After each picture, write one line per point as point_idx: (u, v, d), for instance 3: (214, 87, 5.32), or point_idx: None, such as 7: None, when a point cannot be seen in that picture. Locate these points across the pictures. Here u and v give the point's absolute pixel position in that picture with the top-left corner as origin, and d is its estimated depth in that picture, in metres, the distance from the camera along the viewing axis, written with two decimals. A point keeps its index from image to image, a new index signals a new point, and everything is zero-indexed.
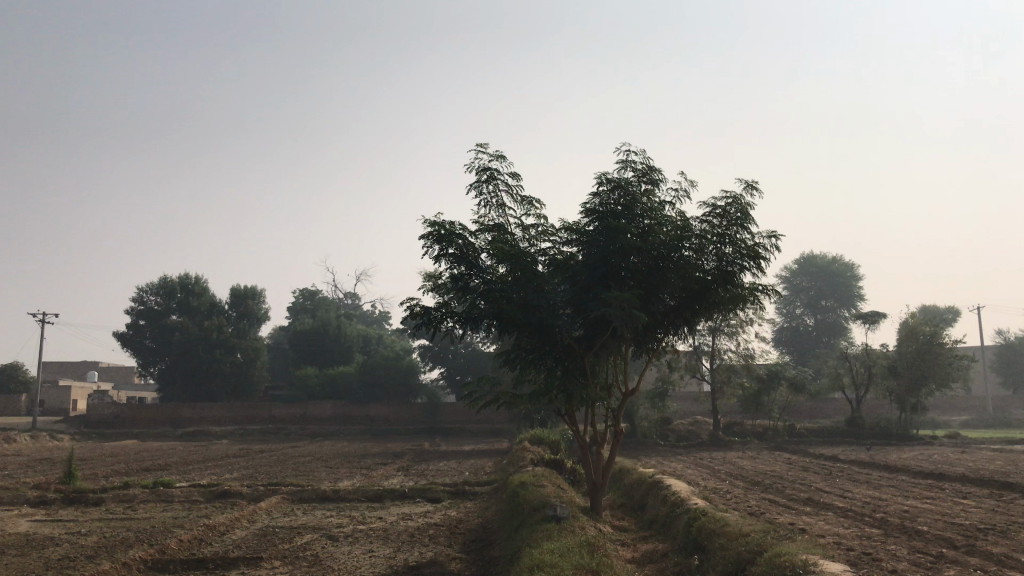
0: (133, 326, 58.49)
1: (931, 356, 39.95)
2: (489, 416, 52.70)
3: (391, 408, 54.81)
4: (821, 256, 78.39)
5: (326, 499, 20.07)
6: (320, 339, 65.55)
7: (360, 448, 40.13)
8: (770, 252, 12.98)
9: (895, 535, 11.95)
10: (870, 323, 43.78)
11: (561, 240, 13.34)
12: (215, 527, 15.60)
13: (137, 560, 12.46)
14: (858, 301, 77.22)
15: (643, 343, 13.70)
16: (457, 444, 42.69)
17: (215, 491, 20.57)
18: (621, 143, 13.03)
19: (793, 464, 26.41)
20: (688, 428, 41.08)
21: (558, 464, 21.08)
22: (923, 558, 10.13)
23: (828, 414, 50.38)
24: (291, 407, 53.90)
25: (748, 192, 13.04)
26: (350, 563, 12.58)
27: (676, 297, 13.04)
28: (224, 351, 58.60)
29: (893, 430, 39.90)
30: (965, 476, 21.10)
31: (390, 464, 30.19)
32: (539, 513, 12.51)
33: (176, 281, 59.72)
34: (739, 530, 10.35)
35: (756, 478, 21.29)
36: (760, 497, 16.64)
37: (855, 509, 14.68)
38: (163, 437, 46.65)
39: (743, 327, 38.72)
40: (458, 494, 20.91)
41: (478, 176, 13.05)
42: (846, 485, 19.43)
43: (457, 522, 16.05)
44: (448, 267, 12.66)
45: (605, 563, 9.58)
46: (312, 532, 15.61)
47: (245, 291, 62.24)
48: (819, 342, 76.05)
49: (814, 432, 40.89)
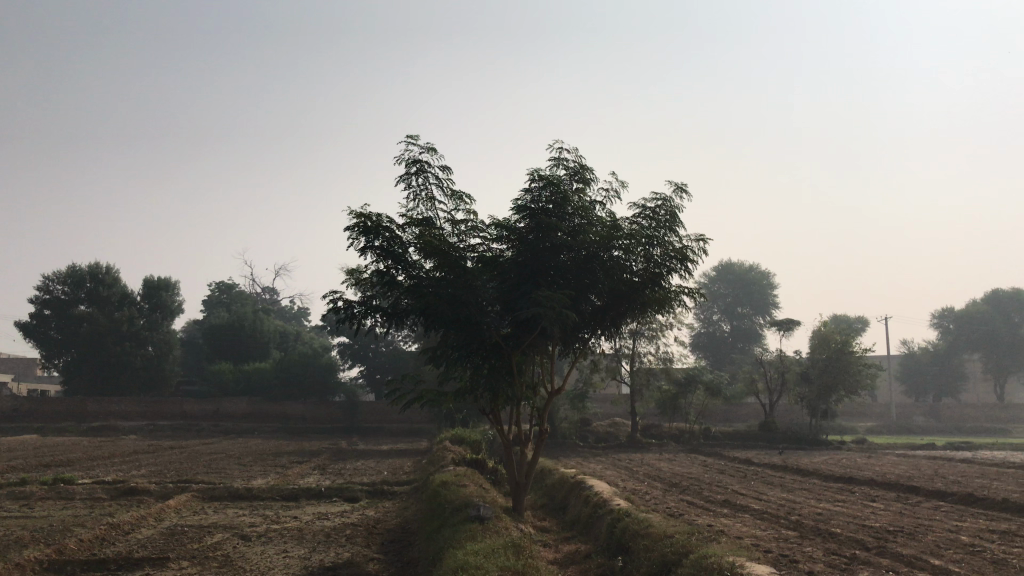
0: (38, 316, 55.81)
1: (842, 364, 41.03)
2: (408, 414, 52.16)
3: (308, 406, 53.72)
4: (739, 264, 80.15)
5: (239, 497, 19.46)
6: (236, 334, 63.85)
7: (275, 445, 39.32)
8: (697, 255, 13.12)
9: (811, 537, 12.12)
10: (784, 330, 44.85)
11: (491, 237, 13.09)
12: (119, 526, 14.88)
13: (32, 560, 11.75)
14: (773, 308, 79.35)
15: (569, 343, 13.62)
16: (376, 443, 42.14)
17: (121, 488, 19.70)
18: (554, 140, 12.94)
19: (708, 467, 26.88)
20: (607, 430, 41.44)
21: (480, 463, 20.95)
22: (838, 560, 10.26)
23: (743, 418, 51.53)
24: (204, 402, 52.36)
25: (678, 194, 13.10)
26: (262, 564, 12.12)
27: (603, 298, 12.98)
28: (135, 344, 56.70)
29: (805, 436, 40.92)
30: (873, 480, 21.74)
31: (306, 462, 29.54)
32: (461, 513, 12.27)
33: (85, 270, 57.23)
34: (663, 531, 10.34)
35: (674, 480, 21.55)
36: (678, 498, 16.80)
37: (771, 511, 14.92)
38: (65, 432, 44.82)
39: (663, 331, 39.27)
40: (376, 494, 20.49)
41: (408, 168, 12.75)
42: (760, 487, 19.78)
43: (375, 522, 15.68)
44: (373, 260, 12.29)
45: (530, 565, 9.43)
46: (224, 531, 15.05)
47: (159, 282, 60.04)
48: (734, 348, 77.89)
49: (728, 435, 41.72)
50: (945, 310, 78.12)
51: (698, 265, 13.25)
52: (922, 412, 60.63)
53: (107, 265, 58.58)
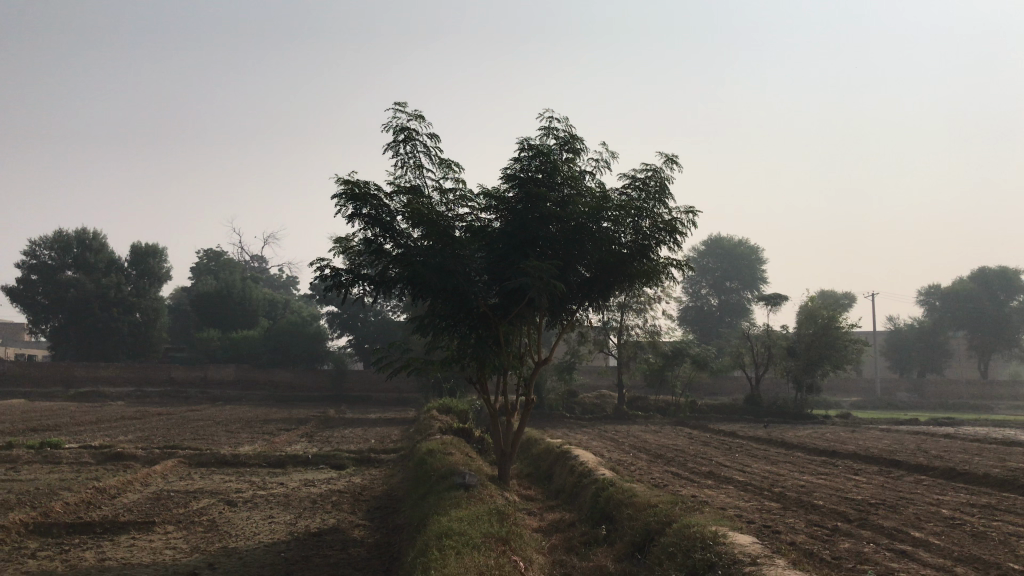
0: (25, 281, 55.40)
1: (828, 338, 41.31)
2: (396, 383, 52.28)
3: (296, 373, 53.70)
4: (728, 239, 80.33)
5: (226, 463, 19.51)
6: (224, 301, 63.71)
7: (263, 412, 39.50)
8: (685, 228, 13.08)
9: (794, 509, 12.22)
10: (772, 305, 45.07)
11: (480, 206, 13.04)
12: (105, 490, 14.90)
13: (17, 523, 11.75)
14: (761, 283, 79.61)
15: (557, 314, 13.62)
16: (364, 411, 42.30)
17: (107, 453, 19.71)
18: (545, 109, 12.83)
19: (694, 439, 27.10)
20: (594, 401, 41.69)
21: (466, 432, 21.05)
22: (820, 531, 10.36)
23: (729, 391, 51.91)
24: (192, 368, 52.29)
25: (669, 165, 13.02)
26: (248, 529, 12.16)
27: (592, 269, 12.95)
28: (123, 310, 56.44)
29: (790, 409, 41.26)
30: (856, 454, 21.96)
31: (293, 429, 29.64)
32: (447, 480, 12.33)
33: (72, 236, 57.03)
34: (647, 501, 10.41)
35: (659, 451, 21.71)
36: (663, 470, 16.92)
37: (754, 483, 15.05)
38: (53, 397, 44.77)
39: (651, 304, 39.43)
40: (363, 461, 20.57)
41: (396, 135, 12.63)
42: (744, 459, 19.98)
43: (361, 489, 15.74)
44: (361, 228, 12.21)
45: (515, 532, 9.47)
46: (210, 497, 15.08)
47: (146, 249, 59.83)
48: (721, 322, 78.28)
49: (714, 408, 42.05)
50: (931, 287, 78.57)
51: (687, 237, 13.20)
52: (906, 389, 61.20)
53: (93, 231, 58.35)
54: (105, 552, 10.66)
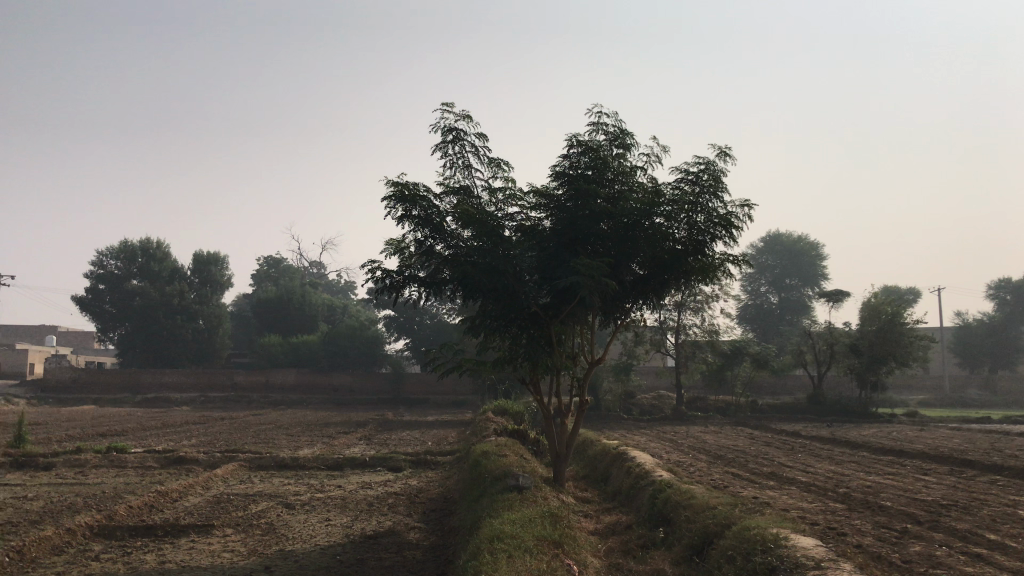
0: (93, 291, 57.01)
1: (892, 335, 40.15)
2: (453, 385, 52.36)
3: (355, 377, 54.25)
4: (787, 235, 78.81)
5: (285, 467, 19.69)
6: (284, 307, 64.75)
7: (323, 415, 39.97)
8: (742, 222, 12.65)
9: (859, 510, 11.79)
10: (833, 301, 44.02)
11: (529, 205, 12.90)
12: (168, 493, 15.14)
13: (83, 525, 12.01)
14: (822, 280, 78.04)
15: (610, 313, 13.39)
16: (422, 413, 42.46)
17: (170, 457, 20.08)
18: (593, 105, 12.60)
19: (755, 439, 26.55)
20: (652, 402, 41.20)
21: (522, 434, 20.93)
22: (888, 534, 9.96)
23: (791, 390, 50.84)
24: (254, 373, 53.19)
25: (723, 157, 12.63)
26: (305, 532, 12.20)
27: (645, 267, 12.66)
28: (186, 318, 57.76)
29: (854, 408, 40.21)
30: (926, 453, 21.19)
31: (352, 433, 29.88)
32: (500, 483, 12.22)
33: (137, 246, 58.49)
34: (706, 502, 10.14)
35: (719, 452, 21.25)
36: (723, 471, 16.55)
37: (818, 484, 14.62)
38: (121, 403, 46.02)
39: (708, 303, 38.83)
40: (420, 464, 20.59)
41: (444, 136, 12.54)
42: (807, 460, 19.44)
43: (417, 492, 15.71)
44: (412, 230, 12.14)
45: (568, 535, 9.29)
46: (268, 500, 15.22)
47: (207, 258, 61.31)
48: (782, 320, 76.84)
49: (776, 408, 41.17)
50: (1002, 281, 75.92)
51: (744, 231, 12.74)
52: (977, 386, 59.23)
53: (157, 241, 59.81)
54: (165, 554, 10.79)
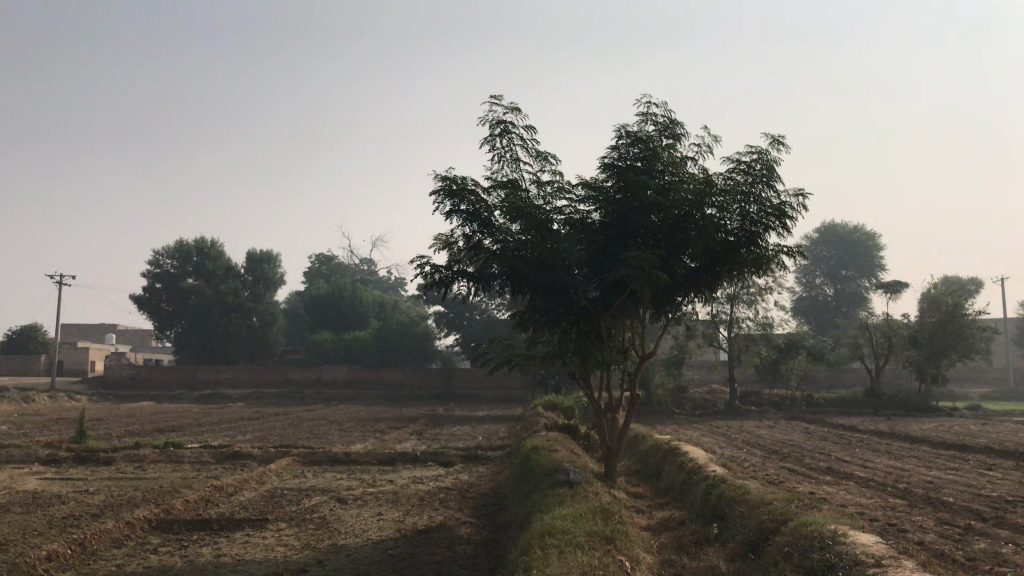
0: (150, 290, 58.10)
1: (953, 327, 39.09)
2: (503, 380, 52.37)
3: (406, 372, 54.64)
4: (843, 225, 77.11)
5: (338, 461, 19.88)
6: (336, 304, 65.54)
7: (375, 411, 40.34)
8: (797, 212, 12.34)
9: (921, 506, 11.47)
10: (891, 293, 43.05)
11: (578, 198, 12.78)
12: (223, 488, 15.38)
13: (142, 519, 12.24)
14: (879, 270, 76.28)
15: (661, 307, 13.20)
16: (472, 408, 42.63)
17: (226, 452, 20.41)
18: (642, 94, 12.41)
19: (810, 433, 26.10)
20: (704, 397, 40.75)
21: (573, 429, 20.85)
22: (951, 531, 9.65)
23: (847, 384, 49.88)
24: (307, 369, 53.92)
25: (776, 146, 12.34)
26: (357, 526, 12.28)
27: (697, 259, 12.43)
28: (240, 315, 58.79)
29: (913, 401, 39.29)
30: (990, 448, 20.58)
31: (403, 428, 30.06)
32: (551, 478, 12.14)
33: (192, 245, 59.49)
34: (761, 498, 9.95)
35: (774, 447, 20.91)
36: (778, 466, 16.25)
37: (877, 479, 14.27)
38: (178, 399, 47.06)
39: (762, 295, 38.24)
40: (471, 458, 20.63)
41: (492, 129, 12.48)
42: (865, 455, 19.04)
43: (469, 486, 15.72)
44: (460, 224, 12.11)
45: (620, 530, 9.18)
46: (321, 494, 15.37)
47: (260, 255, 62.35)
48: (838, 314, 75.70)
49: (832, 402, 40.40)
50: None
51: (798, 221, 12.44)
52: None
53: (211, 240, 60.85)
54: (221, 548, 10.93)
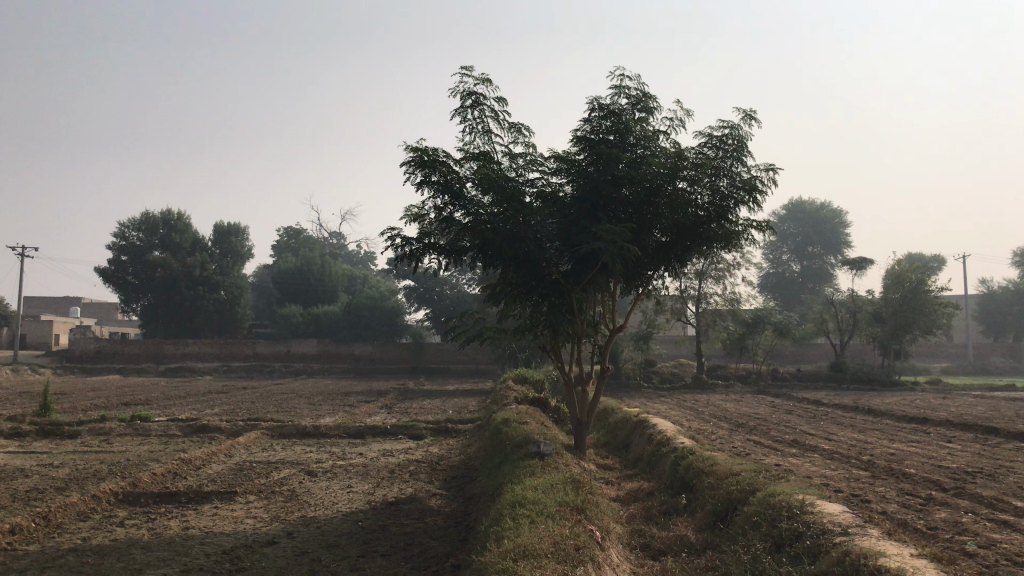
0: (116, 262, 56.96)
1: (917, 303, 39.63)
2: (473, 354, 52.43)
3: (376, 346, 54.47)
4: (810, 203, 77.79)
5: (307, 435, 19.79)
6: (305, 277, 65.08)
7: (344, 385, 40.16)
8: (767, 186, 12.41)
9: (884, 478, 11.66)
10: (856, 269, 43.59)
11: (550, 171, 12.73)
12: (191, 460, 15.24)
13: (108, 492, 12.11)
14: (845, 247, 77.14)
15: (632, 281, 13.24)
16: (442, 382, 42.64)
17: (193, 425, 20.23)
18: (615, 66, 12.34)
19: (776, 406, 26.47)
20: (672, 371, 41.13)
21: (543, 402, 20.95)
22: (914, 501, 9.82)
23: (812, 359, 50.55)
24: (276, 343, 53.59)
25: (747, 120, 12.38)
26: (327, 498, 12.25)
27: (667, 233, 12.45)
28: (208, 289, 58.11)
29: (876, 376, 39.92)
30: (951, 421, 20.96)
31: (373, 401, 30.01)
32: (521, 450, 12.17)
33: (158, 217, 58.71)
34: (729, 469, 10.06)
35: (740, 420, 21.16)
36: (745, 438, 16.44)
37: (841, 451, 14.48)
38: (144, 373, 46.63)
39: (730, 271, 38.49)
40: (441, 431, 20.64)
41: (463, 100, 12.35)
42: (830, 427, 19.34)
43: (438, 459, 15.73)
44: (431, 196, 12.01)
45: (591, 501, 9.24)
46: (290, 467, 15.32)
47: (228, 228, 61.71)
48: (804, 289, 76.46)
49: (798, 376, 40.94)
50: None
51: (768, 196, 12.53)
52: (1001, 354, 58.70)
53: (177, 212, 60.01)
54: (189, 520, 10.87)
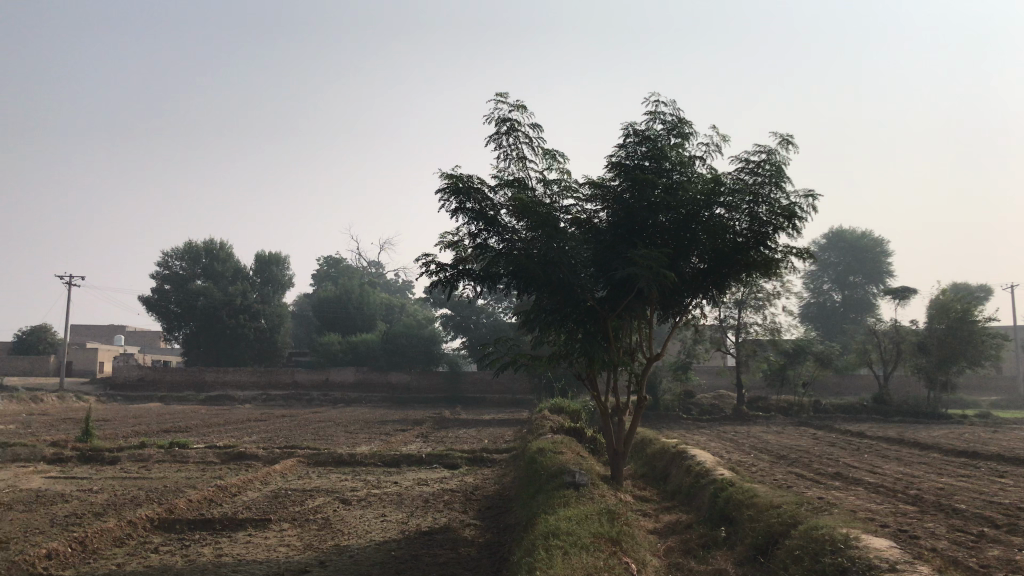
0: (159, 291, 58.13)
1: (963, 334, 38.67)
2: (510, 383, 52.19)
3: (413, 375, 54.48)
4: (851, 231, 76.76)
5: (343, 463, 19.77)
6: (343, 306, 65.58)
7: (380, 414, 40.09)
8: (807, 213, 12.10)
9: (932, 513, 11.28)
10: (900, 299, 42.76)
11: (584, 197, 12.65)
12: (226, 488, 15.26)
13: (144, 518, 12.14)
14: (888, 277, 75.83)
15: (669, 307, 13.02)
16: (478, 412, 42.43)
17: (231, 452, 20.33)
18: (651, 92, 12.24)
19: (818, 439, 25.88)
20: (711, 402, 40.50)
21: (579, 432, 20.74)
22: (963, 537, 9.47)
23: (855, 390, 49.54)
24: (314, 371, 53.88)
25: (786, 146, 12.16)
26: (361, 527, 12.16)
27: (705, 260, 12.22)
28: (248, 318, 58.60)
29: (922, 408, 38.95)
30: (1001, 455, 20.30)
31: (408, 430, 29.93)
32: (556, 479, 12.00)
33: (200, 247, 59.91)
34: (769, 501, 9.80)
35: (782, 452, 20.72)
36: (787, 471, 16.06)
37: (887, 485, 14.07)
38: (185, 400, 47.11)
39: (770, 301, 37.95)
40: (476, 461, 20.49)
41: (498, 127, 12.35)
42: (875, 461, 18.84)
43: (473, 489, 15.59)
44: (466, 223, 11.99)
45: (626, 533, 9.04)
46: (325, 495, 15.27)
47: (269, 258, 62.57)
48: (846, 319, 75.26)
49: (840, 408, 40.08)
50: None
51: (808, 223, 12.20)
52: None
53: (220, 242, 61.21)
54: (222, 547, 10.84)
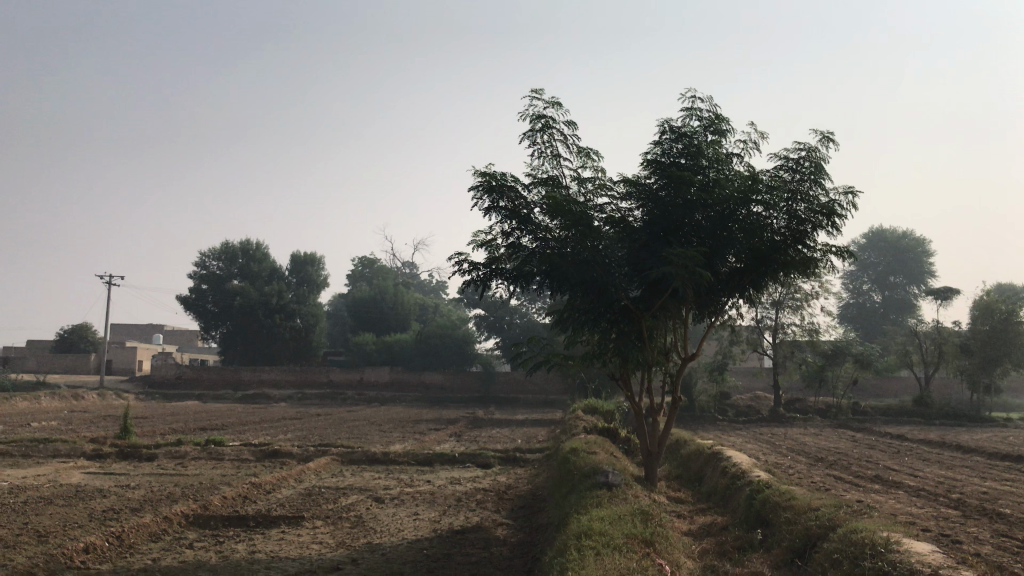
0: (197, 291, 58.72)
1: (1007, 335, 37.83)
2: (544, 384, 52.02)
3: (446, 375, 54.54)
4: (891, 230, 75.52)
5: (376, 461, 19.80)
6: (377, 306, 65.91)
7: (414, 413, 40.13)
8: (847, 210, 11.87)
9: (975, 517, 10.98)
10: (942, 299, 41.97)
11: (619, 196, 12.52)
12: (260, 485, 15.33)
13: (179, 514, 12.22)
14: (929, 277, 74.49)
15: (705, 307, 12.86)
16: (510, 411, 42.30)
17: (265, 450, 20.45)
18: (687, 88, 12.10)
19: (857, 441, 25.45)
20: (748, 404, 40.02)
21: (613, 432, 20.58)
22: (1008, 543, 9.20)
23: (896, 392, 48.69)
24: (349, 371, 54.20)
25: (825, 143, 11.94)
26: (393, 525, 12.15)
27: (741, 259, 12.03)
28: (284, 317, 59.14)
29: (964, 412, 38.18)
30: None
31: (442, 430, 29.91)
32: (589, 479, 11.89)
33: (237, 247, 60.52)
34: (807, 504, 9.59)
35: (820, 455, 20.41)
36: (824, 473, 15.78)
37: (928, 488, 13.77)
38: (223, 399, 47.62)
39: (808, 301, 37.39)
40: (509, 460, 20.43)
41: (533, 124, 12.28)
42: (916, 464, 18.46)
43: (506, 488, 15.52)
44: (499, 222, 11.93)
45: (660, 534, 8.90)
46: (359, 493, 15.29)
47: (304, 258, 63.01)
48: (886, 320, 74.08)
49: (880, 410, 39.39)
50: None
51: (848, 220, 11.97)
52: None
53: (256, 242, 61.79)
54: (256, 544, 10.87)
